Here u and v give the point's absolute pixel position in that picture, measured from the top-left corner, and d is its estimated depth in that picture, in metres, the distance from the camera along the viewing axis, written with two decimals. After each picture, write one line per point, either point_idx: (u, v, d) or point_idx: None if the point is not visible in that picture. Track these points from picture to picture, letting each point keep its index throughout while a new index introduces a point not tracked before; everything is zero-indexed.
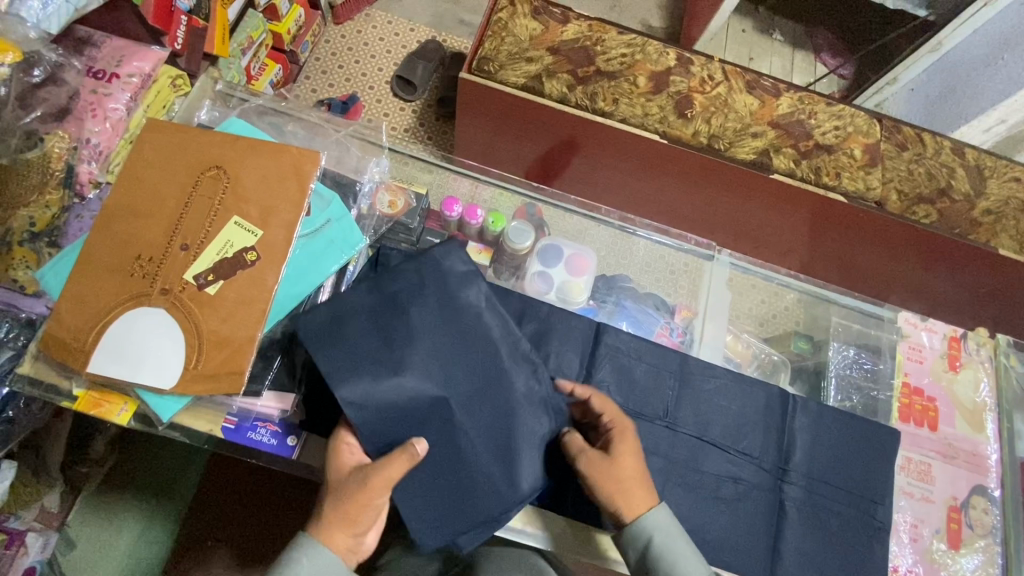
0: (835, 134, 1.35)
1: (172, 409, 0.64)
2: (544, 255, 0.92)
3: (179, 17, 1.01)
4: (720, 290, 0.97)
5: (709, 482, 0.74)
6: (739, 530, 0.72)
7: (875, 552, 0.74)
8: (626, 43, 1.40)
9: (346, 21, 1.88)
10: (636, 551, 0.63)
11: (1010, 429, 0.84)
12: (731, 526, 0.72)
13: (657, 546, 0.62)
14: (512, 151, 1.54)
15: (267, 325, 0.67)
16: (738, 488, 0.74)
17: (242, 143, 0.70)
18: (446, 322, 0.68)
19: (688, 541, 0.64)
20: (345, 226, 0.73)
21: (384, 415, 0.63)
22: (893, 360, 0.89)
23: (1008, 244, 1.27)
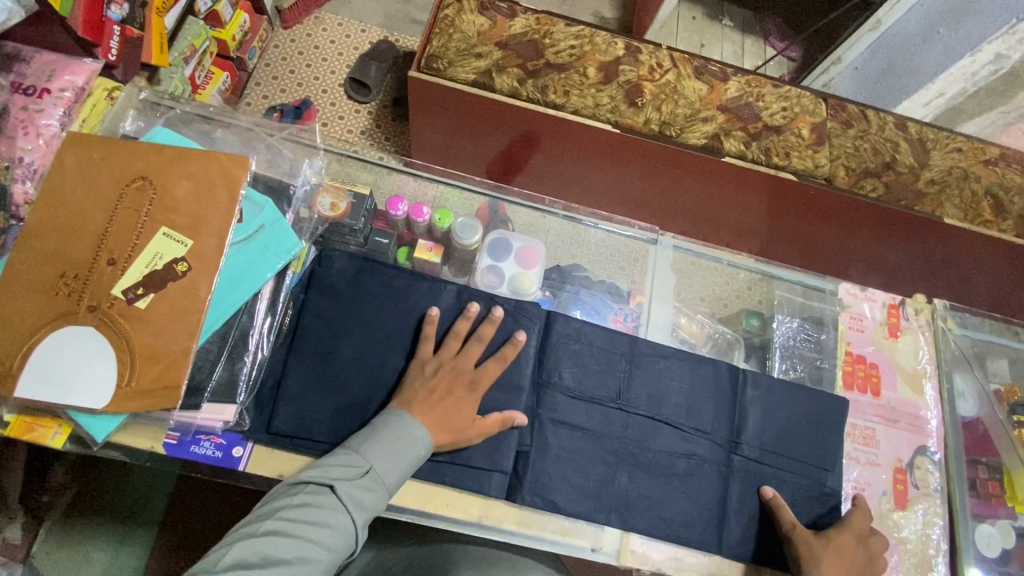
0: (783, 114, 1.37)
1: (107, 428, 0.62)
2: (492, 250, 0.92)
3: (111, 27, 0.98)
4: (664, 272, 0.98)
5: (664, 460, 0.75)
6: (693, 507, 0.74)
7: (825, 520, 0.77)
8: (574, 35, 1.40)
9: (294, 25, 1.85)
10: None
11: (950, 391, 0.88)
12: (683, 504, 0.73)
13: None
14: (470, 148, 1.55)
15: (202, 337, 0.65)
16: (692, 464, 0.75)
17: (168, 152, 0.69)
18: (387, 315, 0.74)
19: None
20: (280, 230, 0.72)
21: (345, 413, 0.69)
22: (835, 330, 0.91)
23: (952, 212, 1.31)
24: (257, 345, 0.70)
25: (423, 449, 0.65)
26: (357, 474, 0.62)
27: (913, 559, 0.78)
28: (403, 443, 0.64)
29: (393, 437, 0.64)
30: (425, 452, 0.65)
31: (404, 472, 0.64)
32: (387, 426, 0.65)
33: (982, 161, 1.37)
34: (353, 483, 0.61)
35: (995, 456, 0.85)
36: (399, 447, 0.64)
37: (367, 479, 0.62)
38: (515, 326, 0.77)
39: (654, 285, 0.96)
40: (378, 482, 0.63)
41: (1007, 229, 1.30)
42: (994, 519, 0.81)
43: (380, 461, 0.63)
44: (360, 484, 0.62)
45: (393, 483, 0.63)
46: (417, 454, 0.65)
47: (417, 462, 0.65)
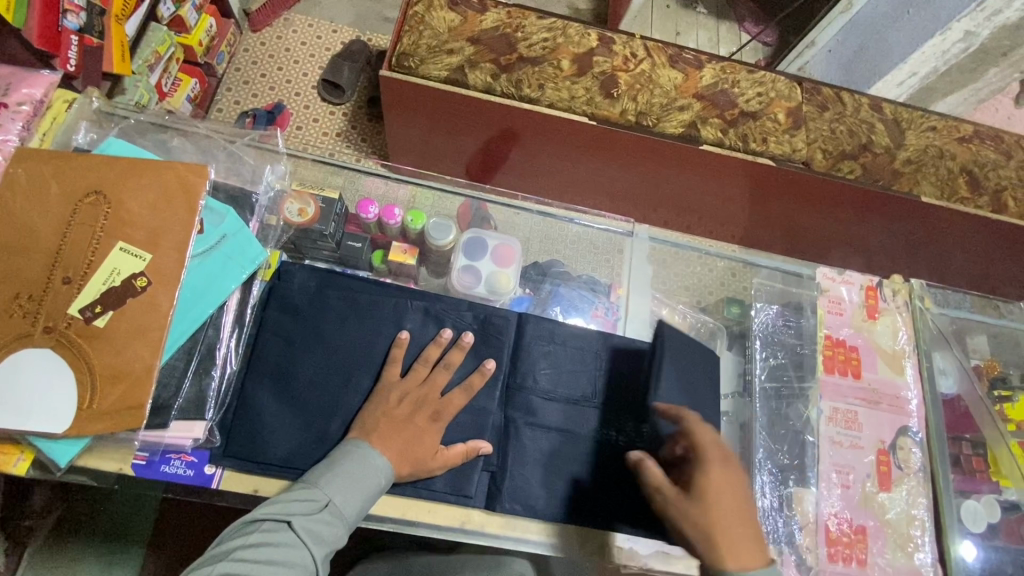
0: (758, 100, 1.37)
1: (71, 453, 0.60)
2: (467, 249, 0.90)
3: (69, 37, 0.95)
4: (642, 264, 0.96)
5: None
6: None
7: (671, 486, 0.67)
8: (546, 28, 1.38)
9: (264, 28, 1.81)
10: None
11: (930, 369, 0.88)
12: None
13: None
14: (448, 147, 1.53)
15: (166, 354, 0.64)
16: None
17: (123, 164, 0.66)
18: (353, 326, 0.73)
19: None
20: (242, 240, 0.70)
21: (313, 430, 0.68)
22: (814, 315, 0.90)
23: (929, 190, 1.31)
24: (226, 360, 0.69)
25: (386, 479, 0.65)
26: (314, 509, 0.61)
27: (900, 540, 0.78)
28: (365, 473, 0.63)
29: (354, 470, 0.63)
30: (386, 482, 0.65)
31: (366, 503, 0.63)
32: (348, 457, 0.64)
33: (957, 139, 1.38)
34: (310, 519, 0.60)
35: (977, 432, 0.86)
36: (359, 478, 0.63)
37: (325, 514, 0.61)
38: (488, 328, 0.77)
39: (632, 277, 0.95)
40: (337, 517, 0.61)
41: (983, 206, 1.31)
42: (979, 495, 0.82)
43: (340, 493, 0.62)
44: (317, 520, 0.60)
45: (354, 515, 0.63)
46: (379, 483, 0.64)
47: (379, 492, 0.64)
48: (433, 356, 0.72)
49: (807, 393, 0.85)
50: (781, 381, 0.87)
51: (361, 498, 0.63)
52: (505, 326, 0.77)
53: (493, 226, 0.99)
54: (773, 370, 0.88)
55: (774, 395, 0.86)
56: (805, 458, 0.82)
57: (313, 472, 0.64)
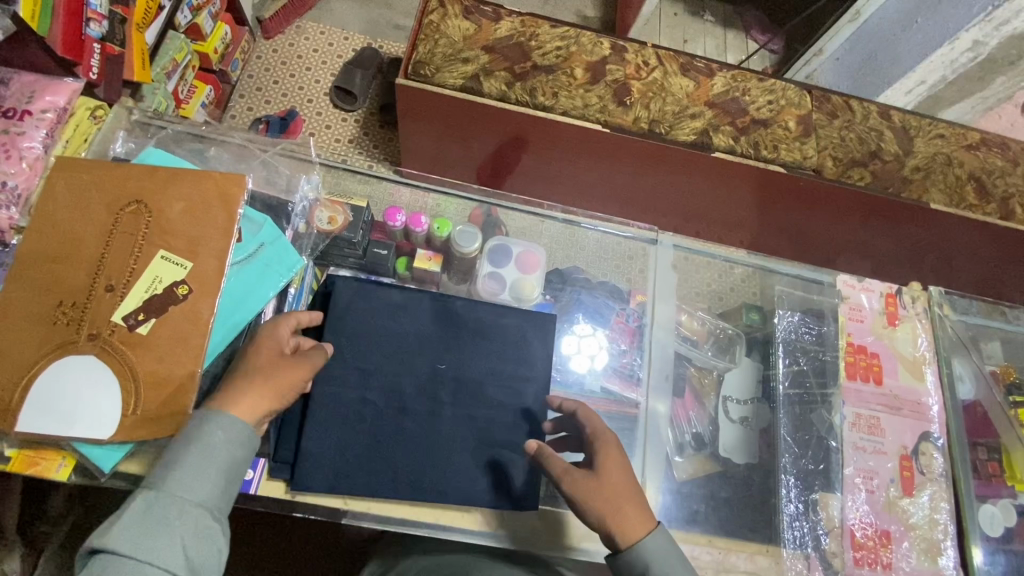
0: (768, 108, 1.38)
1: (113, 458, 0.61)
2: (492, 256, 0.91)
3: (91, 44, 0.96)
4: (666, 270, 0.97)
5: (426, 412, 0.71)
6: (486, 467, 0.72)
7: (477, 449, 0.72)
8: (559, 36, 1.40)
9: (276, 35, 1.83)
10: None
11: (949, 375, 0.89)
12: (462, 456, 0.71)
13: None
14: (461, 153, 1.55)
15: (207, 360, 0.65)
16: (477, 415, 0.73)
17: (162, 173, 0.68)
18: (387, 328, 0.76)
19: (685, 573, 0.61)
20: (280, 248, 0.72)
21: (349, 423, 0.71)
22: (835, 322, 0.91)
23: (939, 198, 1.33)
24: None
25: (231, 433, 0.57)
26: (147, 517, 0.52)
27: (922, 544, 0.79)
28: (196, 443, 0.56)
29: (185, 451, 0.55)
30: (221, 434, 0.57)
31: (219, 475, 0.56)
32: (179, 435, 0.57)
33: (965, 146, 1.40)
34: (150, 530, 0.51)
35: (993, 437, 0.87)
36: (196, 457, 0.56)
37: (167, 511, 0.53)
38: (512, 331, 0.80)
39: (657, 284, 0.96)
40: (187, 507, 0.53)
41: (991, 213, 1.33)
42: (997, 499, 0.83)
43: (174, 482, 0.54)
44: (158, 527, 0.52)
45: (212, 489, 0.55)
46: (215, 440, 0.56)
47: (218, 450, 0.56)
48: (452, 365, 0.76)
49: (830, 400, 0.86)
50: (803, 388, 0.88)
51: (204, 463, 0.55)
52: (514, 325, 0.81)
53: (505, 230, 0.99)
54: (795, 376, 0.89)
55: (797, 401, 0.88)
56: (830, 463, 0.83)
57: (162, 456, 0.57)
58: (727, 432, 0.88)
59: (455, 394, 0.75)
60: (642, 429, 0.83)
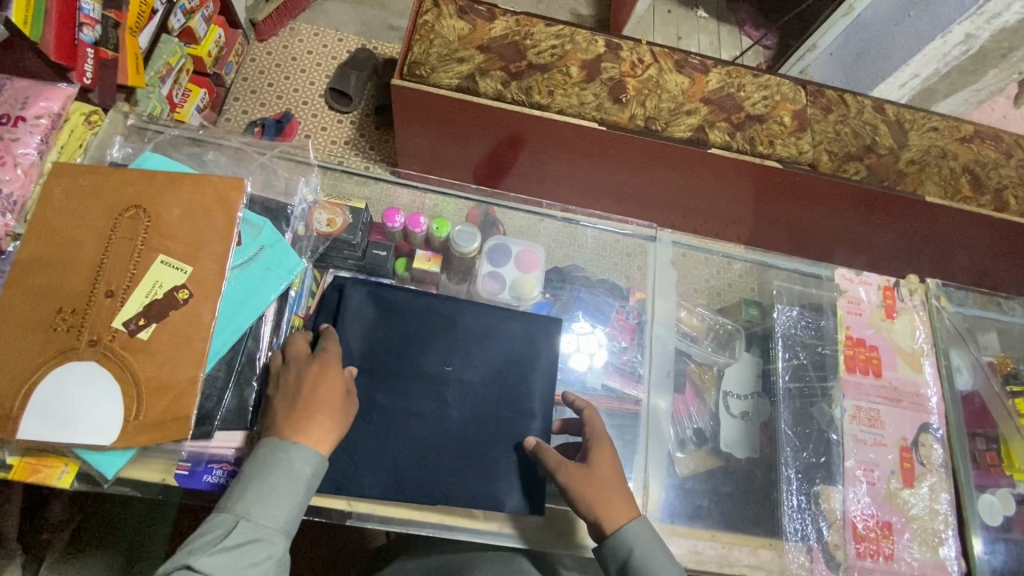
0: (764, 103, 1.39)
1: (116, 464, 0.61)
2: (492, 256, 0.91)
3: (85, 49, 0.96)
4: (665, 268, 0.96)
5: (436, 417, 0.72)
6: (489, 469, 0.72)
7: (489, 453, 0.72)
8: (554, 35, 1.40)
9: (270, 37, 1.82)
10: (614, 564, 0.64)
11: (947, 366, 0.89)
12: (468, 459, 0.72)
13: (636, 561, 0.62)
14: (458, 153, 1.55)
15: (209, 364, 0.65)
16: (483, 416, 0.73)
17: (160, 178, 0.67)
18: (391, 333, 0.76)
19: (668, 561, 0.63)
20: (280, 251, 0.71)
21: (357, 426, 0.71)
22: (834, 316, 0.92)
23: (933, 190, 1.34)
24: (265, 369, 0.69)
25: (314, 467, 0.61)
26: (234, 538, 0.56)
27: (923, 534, 0.79)
28: (282, 473, 0.59)
29: (270, 477, 0.59)
30: (307, 469, 0.60)
31: (296, 503, 0.59)
32: (262, 459, 0.60)
33: (958, 139, 1.40)
34: (234, 551, 0.55)
35: (992, 427, 0.87)
36: (281, 485, 0.59)
37: (251, 536, 0.56)
38: (520, 332, 0.80)
39: (656, 281, 0.95)
40: (266, 531, 0.57)
41: (985, 204, 1.34)
42: (996, 489, 0.83)
43: (258, 510, 0.57)
44: (241, 549, 0.55)
45: (285, 516, 0.59)
46: (300, 473, 0.60)
47: (300, 481, 0.60)
48: (453, 366, 0.76)
49: (830, 393, 0.87)
50: (803, 382, 0.89)
51: (284, 493, 0.59)
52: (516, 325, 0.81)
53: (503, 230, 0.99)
54: (795, 370, 0.90)
55: (797, 395, 0.88)
56: (831, 456, 0.83)
57: (240, 476, 0.60)
58: (729, 428, 0.89)
59: (455, 394, 0.75)
60: (644, 426, 0.83)
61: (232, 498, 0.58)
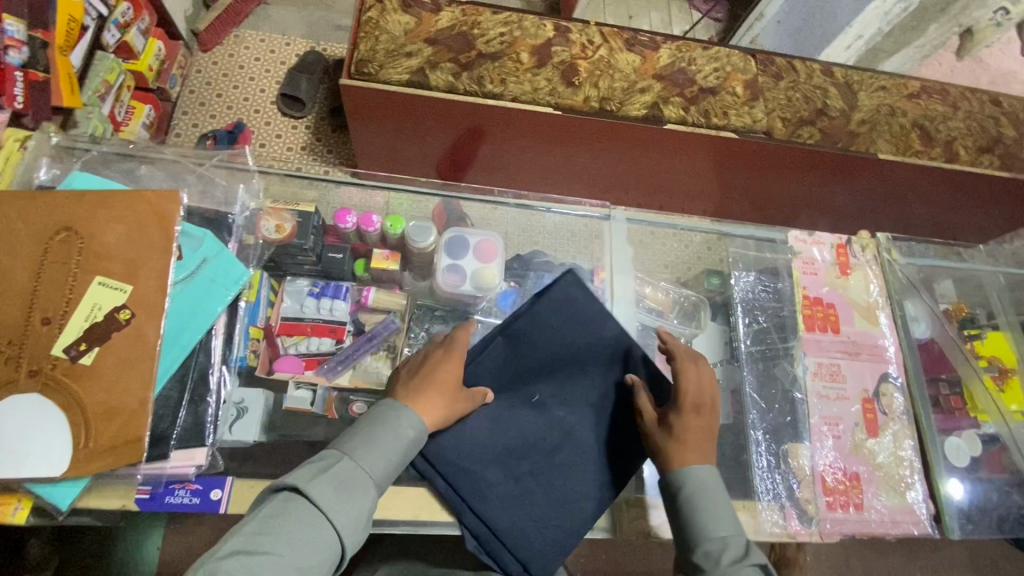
0: (715, 75, 1.40)
1: (71, 494, 0.59)
2: (449, 248, 0.90)
3: (12, 73, 0.93)
4: (622, 246, 0.97)
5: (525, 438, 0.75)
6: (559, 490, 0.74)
7: (562, 476, 0.75)
8: (502, 22, 1.39)
9: (213, 47, 1.77)
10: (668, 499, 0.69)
11: (901, 317, 0.92)
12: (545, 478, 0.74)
13: (683, 498, 0.67)
14: (418, 150, 1.54)
15: (159, 385, 0.63)
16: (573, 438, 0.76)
17: (91, 197, 0.65)
18: (498, 369, 0.78)
19: (719, 506, 0.67)
20: (224, 262, 0.70)
21: (517, 512, 0.73)
22: (790, 278, 0.93)
23: (885, 147, 1.37)
24: (219, 384, 0.68)
25: (416, 432, 0.65)
26: (340, 474, 0.58)
27: (891, 480, 0.82)
28: (392, 429, 0.64)
29: (380, 429, 0.63)
30: (412, 431, 0.65)
31: (393, 460, 0.63)
32: (376, 413, 0.65)
33: (906, 96, 1.43)
34: (335, 482, 0.58)
35: (953, 372, 0.91)
36: (389, 438, 0.63)
37: (355, 477, 0.59)
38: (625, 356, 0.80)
39: (614, 258, 0.96)
40: (364, 475, 0.60)
41: (936, 157, 1.37)
42: (961, 432, 0.87)
43: (364, 455, 0.61)
44: (345, 484, 0.58)
45: (383, 468, 0.62)
46: (405, 432, 0.64)
47: (405, 441, 0.64)
48: (554, 383, 0.78)
49: (791, 352, 0.88)
50: (765, 344, 0.90)
51: (388, 446, 0.63)
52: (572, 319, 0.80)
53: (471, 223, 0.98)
54: (757, 334, 0.91)
55: (760, 358, 0.89)
56: (796, 415, 0.85)
57: (349, 429, 0.64)
58: None
59: (568, 425, 0.76)
60: None
61: (342, 444, 0.62)
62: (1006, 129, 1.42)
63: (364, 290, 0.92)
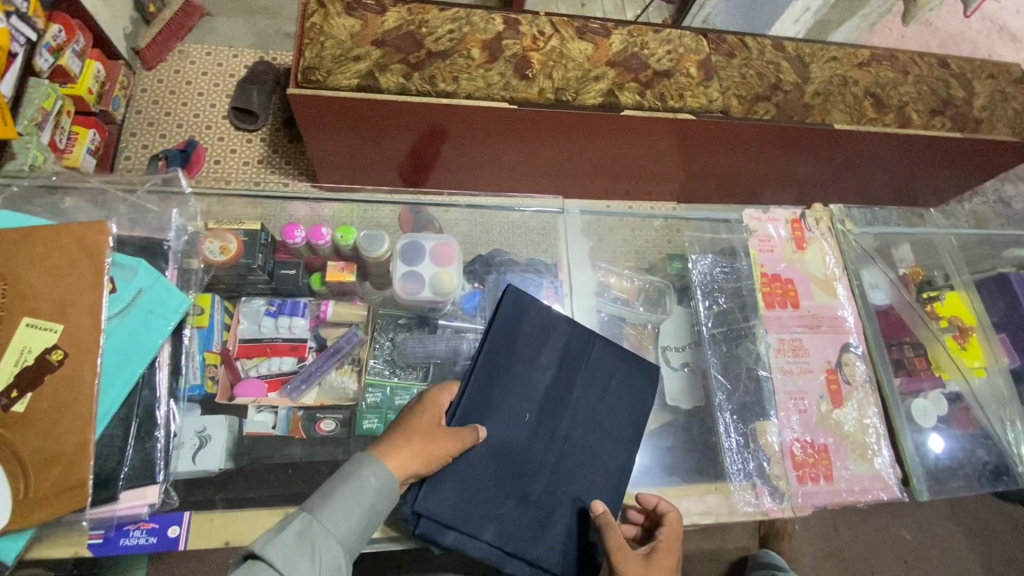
0: (669, 58, 1.39)
1: (17, 547, 0.57)
2: (405, 255, 0.88)
3: None
4: (577, 238, 0.98)
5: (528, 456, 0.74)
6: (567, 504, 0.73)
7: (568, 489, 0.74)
8: (450, 19, 1.36)
9: (157, 64, 1.71)
10: None
11: (860, 287, 0.93)
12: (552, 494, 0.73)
13: None
14: (377, 155, 1.51)
15: (102, 426, 0.60)
16: (573, 449, 0.76)
17: (12, 236, 0.62)
18: (493, 388, 0.76)
19: None
20: (161, 291, 0.67)
21: (561, 542, 0.72)
22: (748, 257, 0.93)
23: (841, 117, 1.38)
24: (168, 417, 0.66)
25: (385, 482, 0.64)
26: (302, 537, 0.59)
27: (858, 448, 0.83)
28: (356, 484, 0.63)
29: (345, 486, 0.63)
30: (378, 482, 0.64)
31: (361, 515, 0.62)
32: (346, 466, 0.65)
33: (857, 65, 1.45)
34: (301, 550, 0.59)
35: (913, 336, 0.93)
36: (353, 494, 0.62)
37: (317, 539, 0.60)
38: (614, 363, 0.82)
39: (569, 250, 0.96)
40: (330, 540, 0.60)
41: (890, 123, 1.39)
42: (926, 393, 0.89)
43: (327, 514, 0.61)
44: (305, 548, 0.59)
45: (348, 525, 0.62)
46: (370, 485, 0.63)
47: (370, 494, 0.63)
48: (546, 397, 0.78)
49: (753, 331, 0.89)
50: (728, 325, 0.91)
51: (351, 502, 0.62)
52: (539, 341, 0.81)
53: (441, 226, 0.98)
54: (718, 316, 0.92)
55: (722, 339, 0.90)
56: (762, 393, 0.86)
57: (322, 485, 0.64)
58: (672, 381, 0.90)
59: (568, 438, 0.76)
60: None
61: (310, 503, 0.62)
62: (956, 91, 1.45)
63: (322, 303, 0.89)
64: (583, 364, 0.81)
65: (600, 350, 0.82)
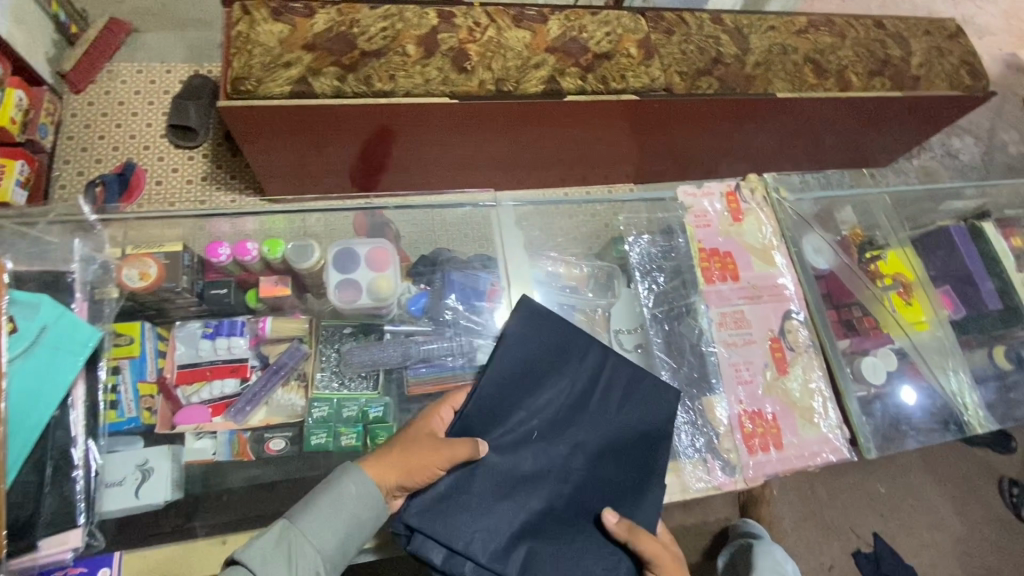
0: (608, 40, 1.36)
1: None
2: (337, 264, 0.86)
3: None
4: (511, 231, 0.94)
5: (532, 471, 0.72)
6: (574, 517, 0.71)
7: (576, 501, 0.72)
8: (381, 17, 1.30)
9: (86, 86, 1.63)
10: None
11: (797, 254, 0.93)
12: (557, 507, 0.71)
13: None
14: (323, 162, 1.47)
15: (13, 473, 0.59)
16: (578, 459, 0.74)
17: None
18: (492, 403, 0.74)
19: None
20: (66, 325, 0.64)
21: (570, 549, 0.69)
22: (685, 233, 0.94)
23: (783, 86, 1.38)
24: (87, 455, 0.64)
25: (361, 490, 0.66)
26: (281, 545, 0.62)
27: (805, 413, 0.84)
28: (336, 494, 0.65)
29: (323, 494, 0.65)
30: (357, 491, 0.66)
31: (340, 525, 0.64)
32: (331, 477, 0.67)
33: (794, 32, 1.45)
34: (280, 553, 0.62)
35: (852, 298, 0.94)
36: (332, 503, 0.65)
37: (295, 545, 0.62)
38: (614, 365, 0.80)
39: (504, 241, 0.93)
40: (309, 548, 0.63)
41: (831, 87, 1.40)
42: (877, 350, 0.91)
43: (307, 524, 0.64)
44: (282, 554, 0.62)
45: (329, 534, 0.64)
46: (348, 493, 0.65)
47: (348, 503, 0.65)
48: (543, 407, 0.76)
49: (694, 307, 0.89)
50: (669, 303, 0.91)
51: (330, 511, 0.64)
52: (533, 354, 0.79)
53: (395, 224, 0.95)
54: (659, 296, 0.91)
55: (665, 318, 0.90)
56: (706, 369, 0.86)
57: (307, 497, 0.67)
58: None
59: (573, 448, 0.74)
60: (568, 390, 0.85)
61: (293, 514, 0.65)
62: (893, 50, 1.46)
63: (260, 320, 0.87)
64: (584, 370, 0.79)
65: (596, 354, 0.81)
